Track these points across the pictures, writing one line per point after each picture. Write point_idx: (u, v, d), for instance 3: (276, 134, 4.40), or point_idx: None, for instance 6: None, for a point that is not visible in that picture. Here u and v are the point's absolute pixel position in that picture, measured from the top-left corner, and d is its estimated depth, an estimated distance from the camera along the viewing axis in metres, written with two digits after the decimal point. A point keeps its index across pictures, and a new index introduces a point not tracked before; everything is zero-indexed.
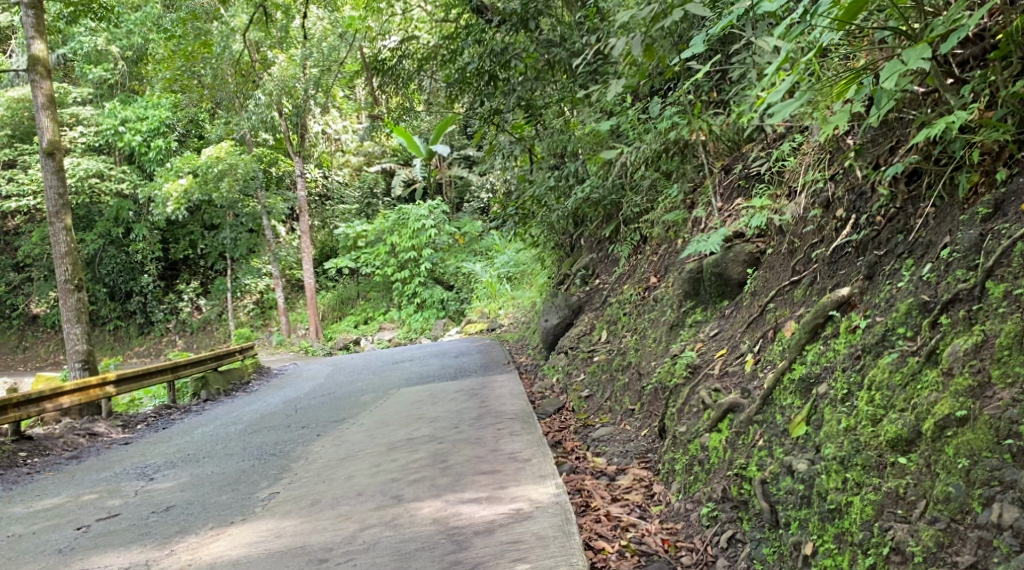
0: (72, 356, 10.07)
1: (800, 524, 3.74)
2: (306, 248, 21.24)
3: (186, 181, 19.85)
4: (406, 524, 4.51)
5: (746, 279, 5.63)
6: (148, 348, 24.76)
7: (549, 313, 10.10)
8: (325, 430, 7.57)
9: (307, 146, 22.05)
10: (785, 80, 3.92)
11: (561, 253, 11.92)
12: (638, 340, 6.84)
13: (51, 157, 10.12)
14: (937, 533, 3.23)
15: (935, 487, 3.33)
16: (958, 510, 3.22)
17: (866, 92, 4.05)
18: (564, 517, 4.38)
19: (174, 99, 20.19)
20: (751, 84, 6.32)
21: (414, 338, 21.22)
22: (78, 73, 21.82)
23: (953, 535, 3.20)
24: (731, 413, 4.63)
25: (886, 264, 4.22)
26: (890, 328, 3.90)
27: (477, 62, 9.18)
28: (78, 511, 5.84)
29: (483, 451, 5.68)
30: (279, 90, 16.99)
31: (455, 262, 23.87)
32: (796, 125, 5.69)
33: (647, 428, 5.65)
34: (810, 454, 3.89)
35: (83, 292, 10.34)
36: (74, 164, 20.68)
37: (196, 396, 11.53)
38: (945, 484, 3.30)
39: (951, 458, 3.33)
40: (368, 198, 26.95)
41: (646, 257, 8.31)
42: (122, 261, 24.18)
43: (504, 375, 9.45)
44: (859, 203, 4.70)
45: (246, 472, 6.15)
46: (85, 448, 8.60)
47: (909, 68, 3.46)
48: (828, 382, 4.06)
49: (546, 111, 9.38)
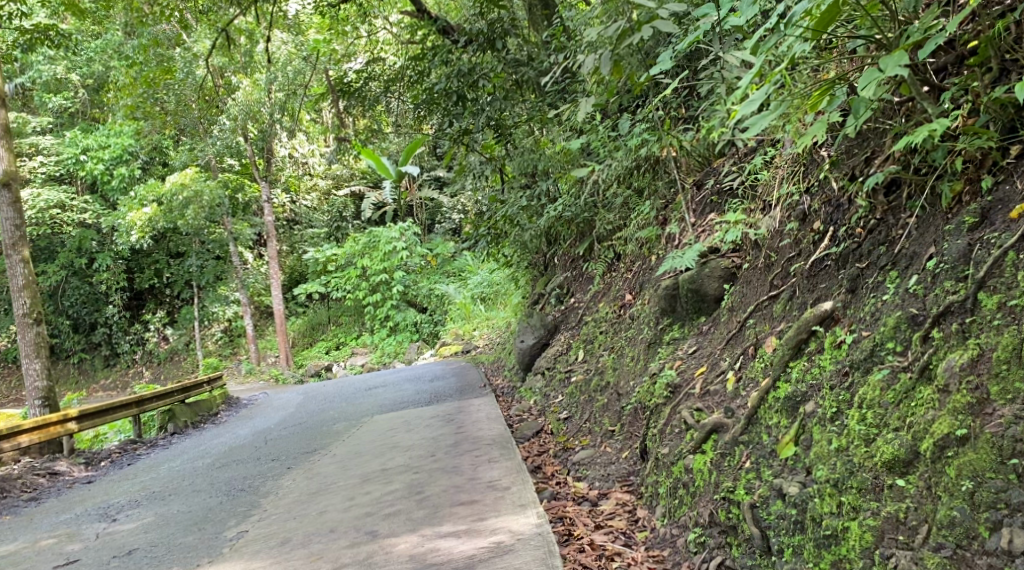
0: (32, 393, 9.69)
1: (795, 552, 3.62)
2: (275, 273, 20.80)
3: (150, 210, 19.60)
4: (382, 562, 4.31)
5: (723, 294, 5.53)
6: (114, 381, 24.26)
7: (524, 333, 9.96)
8: (297, 462, 7.32)
9: (274, 172, 21.69)
10: (758, 90, 3.89)
11: (535, 273, 11.81)
12: (616, 359, 6.71)
13: (8, 187, 9.79)
14: (944, 561, 3.13)
15: (938, 511, 3.22)
16: (963, 535, 3.12)
17: (841, 103, 4.01)
18: (547, 550, 4.21)
19: (136, 127, 19.81)
20: (719, 99, 6.27)
21: (388, 361, 20.87)
22: (36, 103, 21.45)
23: (960, 562, 3.10)
24: (715, 434, 4.50)
25: (869, 277, 4.14)
26: (879, 343, 3.82)
27: (444, 83, 9.07)
28: (34, 557, 5.54)
29: (461, 480, 5.49)
30: (244, 115, 16.80)
31: (428, 283, 23.54)
32: (768, 138, 5.65)
33: (627, 450, 5.48)
34: (800, 477, 3.78)
35: (42, 326, 9.99)
36: (34, 195, 20.17)
37: (162, 429, 11.17)
38: (948, 508, 3.19)
39: (953, 480, 3.23)
40: (337, 221, 26.48)
41: (620, 275, 8.20)
42: (85, 292, 23.60)
43: (480, 398, 9.26)
44: (836, 216, 4.63)
45: (214, 511, 5.89)
46: (45, 488, 8.25)
47: (887, 75, 3.42)
48: (816, 400, 3.95)
49: (516, 130, 9.14)
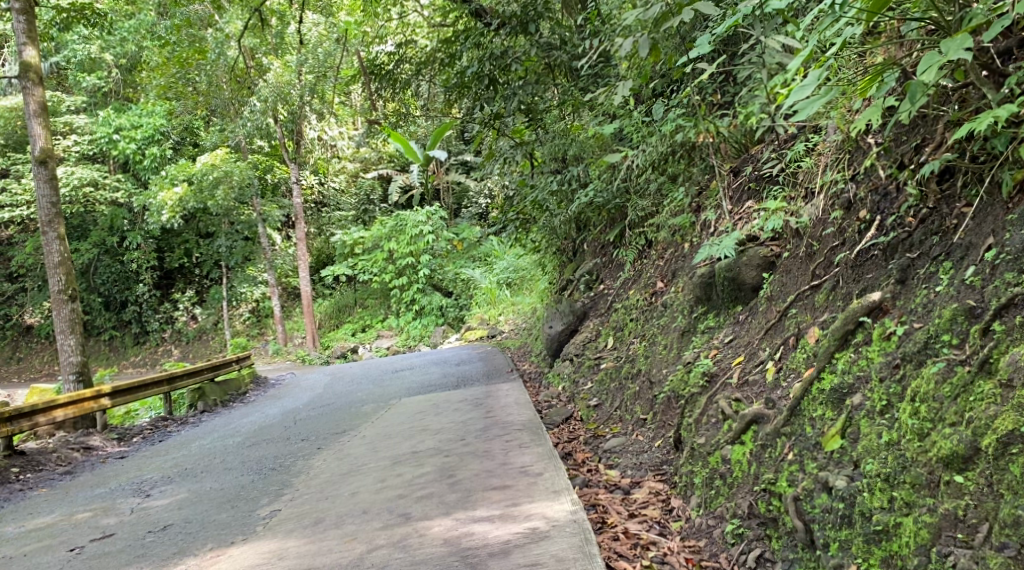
0: (66, 368, 9.82)
1: (841, 546, 3.56)
2: (303, 255, 20.83)
3: (181, 189, 19.63)
4: (417, 545, 4.30)
5: (762, 284, 5.44)
6: (144, 358, 24.45)
7: (552, 319, 9.89)
8: (327, 443, 7.34)
9: (303, 153, 21.77)
10: (811, 74, 3.79)
11: (562, 259, 11.72)
12: (647, 347, 6.64)
13: (45, 165, 9.90)
14: (1006, 561, 3.05)
15: (1002, 510, 3.14)
16: None
17: (889, 88, 3.82)
18: (583, 537, 4.18)
19: (168, 107, 19.95)
20: (760, 84, 6.12)
21: (413, 345, 20.92)
22: (71, 82, 21.65)
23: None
24: (755, 424, 4.43)
25: (921, 268, 4.07)
26: (933, 335, 3.73)
27: (476, 66, 8.85)
28: (71, 530, 5.61)
29: (493, 464, 5.47)
30: (274, 97, 16.63)
31: (454, 268, 23.68)
32: (811, 125, 5.55)
33: (660, 439, 5.43)
34: (848, 470, 3.71)
35: (77, 303, 10.08)
36: (67, 173, 20.35)
37: (192, 407, 11.26)
38: (1013, 507, 3.10)
39: (1017, 478, 3.14)
40: (365, 204, 26.63)
41: (651, 262, 8.13)
42: (116, 271, 24.04)
43: (508, 383, 9.23)
44: (883, 204, 4.55)
45: (246, 488, 5.93)
46: (80, 462, 8.36)
47: (948, 60, 3.33)
48: (864, 393, 3.88)
49: (547, 115, 9.00)
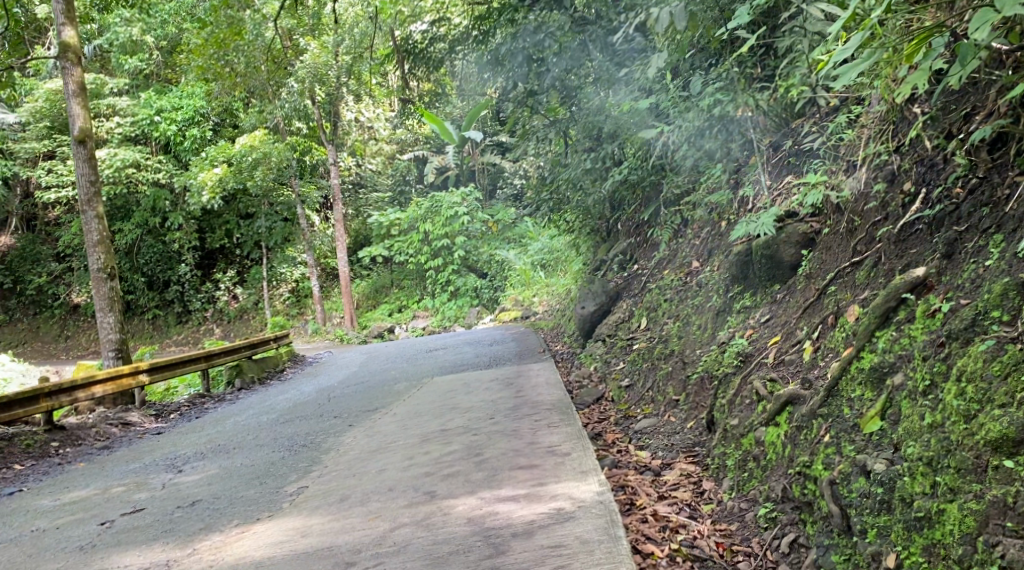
0: (106, 344, 9.93)
1: (879, 533, 3.40)
2: (341, 236, 20.82)
3: (221, 170, 19.78)
4: (439, 524, 4.24)
5: (801, 261, 5.24)
6: (186, 337, 24.81)
7: (585, 299, 9.76)
8: (358, 420, 7.32)
9: (340, 134, 21.06)
10: (855, 35, 3.55)
11: (597, 239, 11.57)
12: (681, 326, 6.49)
13: (84, 144, 9.99)
14: None
15: None
16: None
17: (938, 53, 3.58)
18: (609, 519, 4.07)
19: (207, 88, 20.04)
20: (801, 55, 5.84)
21: (448, 325, 20.91)
22: (114, 64, 21.85)
23: None
24: (790, 406, 4.29)
25: (969, 242, 3.87)
26: (981, 312, 3.53)
27: (508, 44, 8.28)
28: (103, 504, 5.66)
29: (520, 444, 5.39)
30: (311, 77, 16.88)
31: (490, 249, 23.49)
32: (852, 95, 5.29)
33: (693, 420, 5.29)
34: (887, 453, 3.56)
35: (115, 280, 10.15)
36: (111, 154, 20.54)
37: (230, 384, 11.38)
38: None
39: None
40: (400, 185, 26.78)
41: (688, 241, 7.98)
42: (159, 251, 24.44)
43: (539, 363, 9.13)
44: (930, 175, 4.36)
45: (275, 465, 5.93)
46: (117, 438, 8.46)
47: (1003, 16, 3.10)
48: (906, 372, 3.71)
49: (581, 91, 8.68)
